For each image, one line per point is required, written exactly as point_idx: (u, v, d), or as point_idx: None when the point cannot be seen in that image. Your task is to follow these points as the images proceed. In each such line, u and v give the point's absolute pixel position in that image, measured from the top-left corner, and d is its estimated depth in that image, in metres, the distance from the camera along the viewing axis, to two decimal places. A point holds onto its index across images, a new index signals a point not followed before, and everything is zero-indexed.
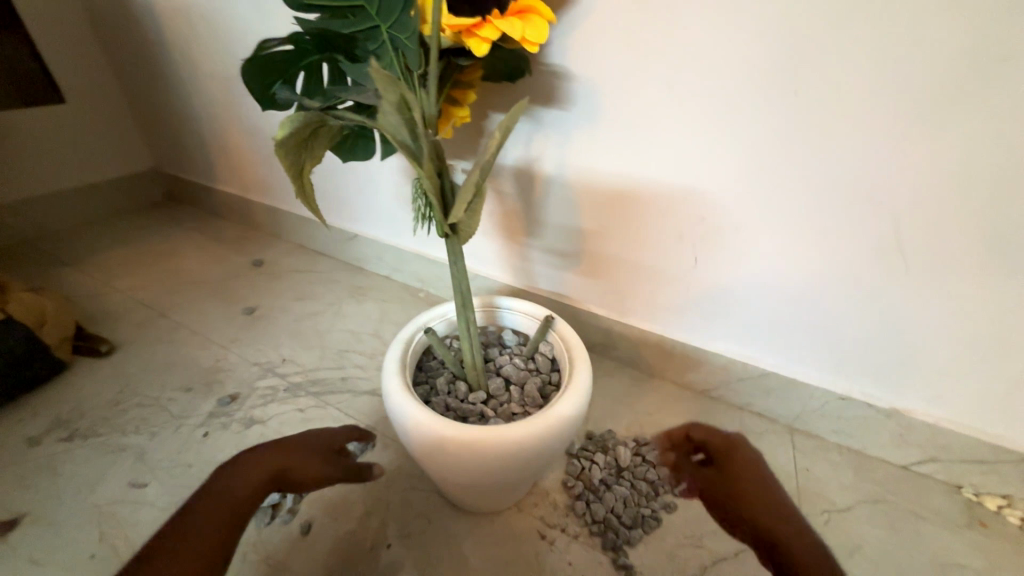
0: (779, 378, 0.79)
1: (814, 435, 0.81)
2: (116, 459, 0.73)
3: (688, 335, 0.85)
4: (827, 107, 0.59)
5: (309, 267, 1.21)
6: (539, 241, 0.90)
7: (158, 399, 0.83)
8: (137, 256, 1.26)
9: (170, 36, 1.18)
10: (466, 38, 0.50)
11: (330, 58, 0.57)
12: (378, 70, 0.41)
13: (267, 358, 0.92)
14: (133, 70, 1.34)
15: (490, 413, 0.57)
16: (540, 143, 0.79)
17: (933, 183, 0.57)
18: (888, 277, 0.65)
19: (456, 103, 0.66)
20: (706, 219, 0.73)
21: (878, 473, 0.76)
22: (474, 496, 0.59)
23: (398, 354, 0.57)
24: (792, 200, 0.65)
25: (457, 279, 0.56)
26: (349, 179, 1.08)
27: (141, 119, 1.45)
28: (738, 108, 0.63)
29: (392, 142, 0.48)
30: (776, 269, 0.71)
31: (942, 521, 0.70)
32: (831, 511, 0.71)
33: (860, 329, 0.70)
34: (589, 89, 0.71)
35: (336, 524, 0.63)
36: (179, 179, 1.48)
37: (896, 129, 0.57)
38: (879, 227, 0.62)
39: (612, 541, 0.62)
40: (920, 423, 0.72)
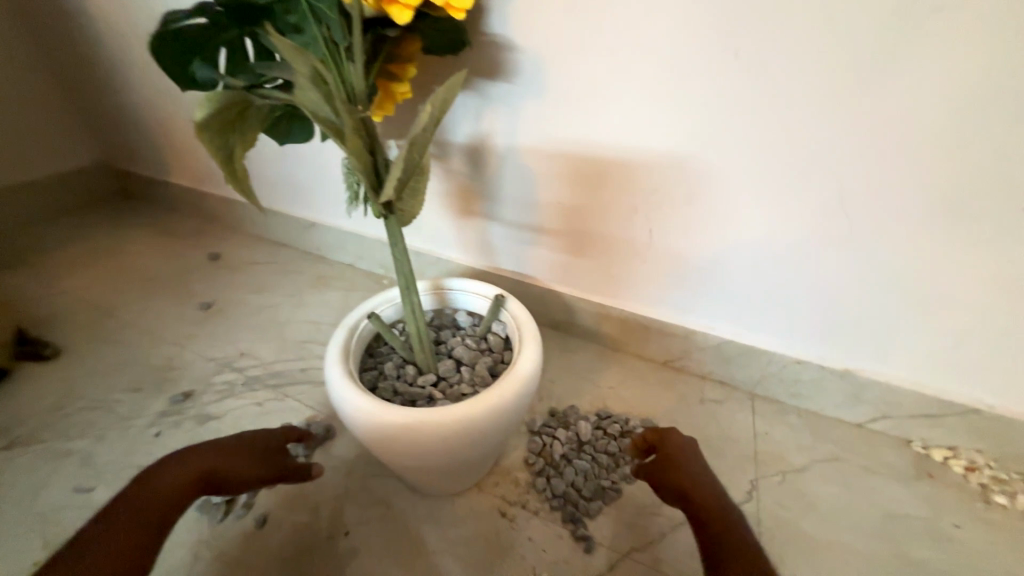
0: (738, 345, 0.80)
1: (773, 399, 0.82)
2: (63, 465, 0.71)
3: (649, 308, 0.85)
4: (767, 68, 0.58)
5: (269, 258, 1.18)
6: (497, 220, 0.89)
7: (107, 401, 0.80)
8: (85, 256, 1.21)
9: (101, 19, 1.11)
10: (386, 6, 0.48)
11: (249, 33, 0.54)
12: (282, 39, 0.40)
13: (223, 353, 0.90)
14: (66, 59, 1.26)
15: (438, 396, 0.56)
16: (489, 119, 0.77)
17: (872, 143, 0.58)
18: (834, 240, 0.65)
19: (396, 79, 0.62)
20: (657, 189, 0.72)
21: (833, 433, 0.77)
22: (431, 479, 0.59)
23: (341, 341, 0.56)
24: (739, 166, 0.65)
25: (398, 261, 0.55)
26: (302, 164, 1.04)
27: (81, 111, 1.37)
28: (680, 74, 0.62)
29: (316, 121, 0.46)
30: (728, 237, 0.71)
31: (892, 475, 0.72)
32: (786, 472, 0.72)
33: (810, 293, 0.71)
34: (533, 60, 0.69)
35: (292, 516, 0.62)
36: (128, 173, 1.42)
37: (834, 90, 0.56)
38: (822, 190, 0.63)
39: (571, 514, 0.62)
40: (870, 381, 0.73)
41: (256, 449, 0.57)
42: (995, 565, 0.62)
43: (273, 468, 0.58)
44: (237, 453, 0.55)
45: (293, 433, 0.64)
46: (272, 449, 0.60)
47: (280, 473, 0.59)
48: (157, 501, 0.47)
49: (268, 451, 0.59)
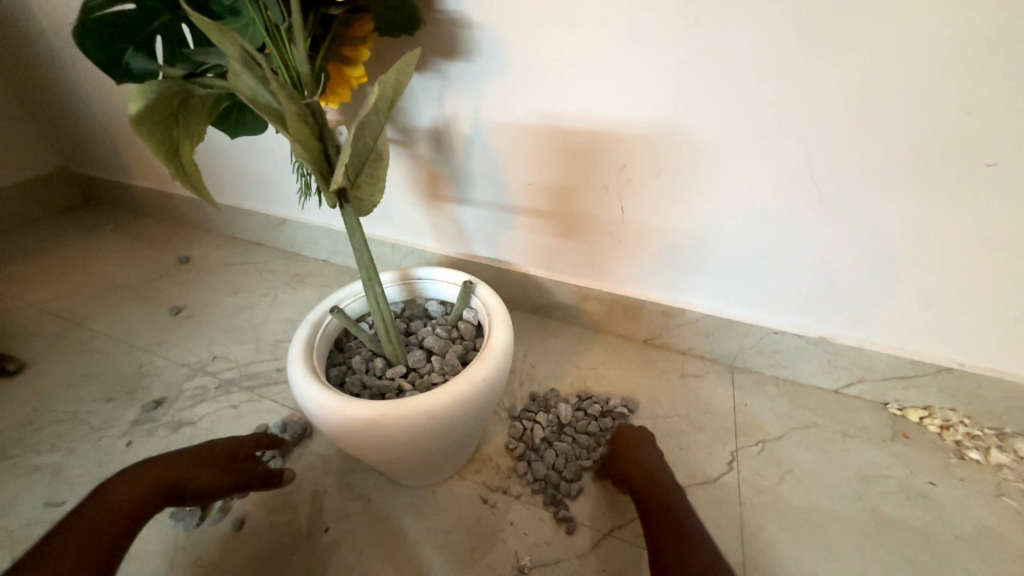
0: (715, 319, 0.80)
1: (753, 370, 0.83)
2: (31, 480, 0.69)
3: (627, 286, 0.84)
4: (728, 34, 0.56)
5: (242, 258, 1.15)
6: (469, 206, 0.87)
7: (76, 413, 0.78)
8: (49, 266, 1.17)
9: (42, 16, 1.05)
10: None
11: (182, 17, 0.51)
12: (202, 18, 0.37)
13: (197, 357, 0.88)
14: (11, 60, 1.20)
15: (408, 387, 0.55)
16: (452, 100, 0.75)
17: (836, 107, 0.57)
18: (804, 207, 0.65)
19: (349, 62, 0.59)
20: (627, 165, 0.71)
21: (811, 400, 0.78)
22: (409, 471, 0.58)
23: (304, 337, 0.55)
24: (707, 137, 0.64)
25: (359, 251, 0.53)
26: (267, 159, 1.01)
27: (34, 115, 1.31)
28: (642, 43, 0.60)
29: (254, 107, 0.43)
30: (700, 209, 0.71)
31: (869, 437, 0.73)
32: (765, 441, 0.73)
33: (785, 262, 0.70)
34: (492, 36, 0.67)
35: (270, 516, 0.61)
36: (91, 178, 1.37)
37: (797, 52, 0.55)
38: (790, 156, 0.62)
39: (552, 496, 0.62)
40: (846, 347, 0.74)
41: (221, 459, 0.58)
42: (968, 519, 0.63)
43: (240, 476, 0.58)
44: (199, 464, 0.56)
45: (265, 439, 0.64)
46: (240, 457, 0.60)
47: (250, 480, 0.59)
48: (118, 509, 0.49)
49: (235, 460, 0.59)
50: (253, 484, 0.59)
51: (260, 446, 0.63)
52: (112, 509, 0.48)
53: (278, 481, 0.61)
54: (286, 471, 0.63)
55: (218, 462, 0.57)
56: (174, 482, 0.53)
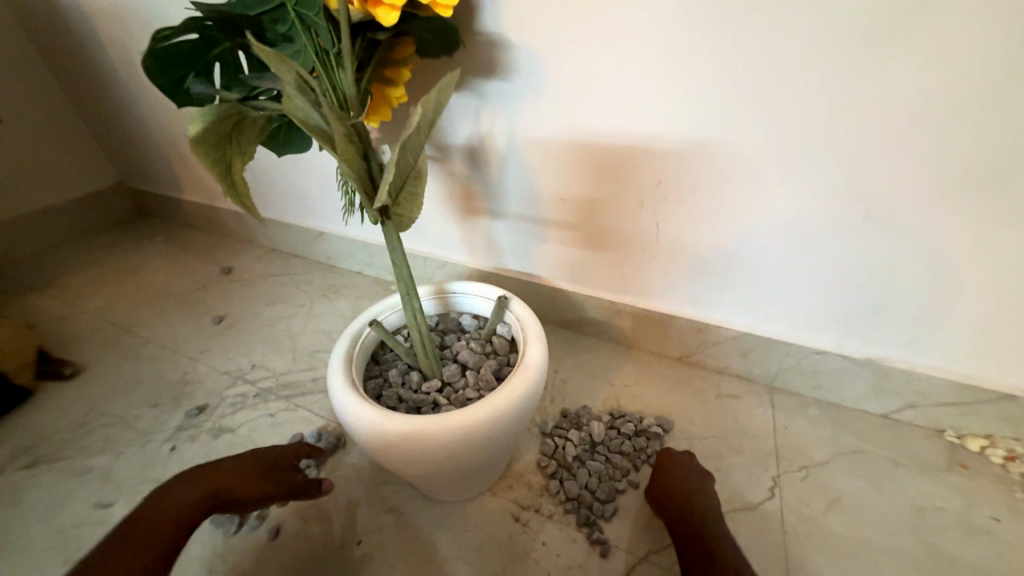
0: (754, 337, 0.78)
1: (794, 392, 0.80)
2: (83, 481, 0.72)
3: (662, 302, 0.83)
4: (770, 50, 0.56)
5: (280, 270, 1.19)
6: (501, 220, 0.88)
7: (125, 417, 0.82)
8: (103, 275, 1.23)
9: (107, 44, 1.13)
10: (373, 8, 0.46)
11: (241, 45, 0.54)
12: (263, 46, 0.39)
13: (237, 365, 0.91)
14: (78, 83, 1.28)
15: (444, 401, 0.56)
16: (488, 118, 0.76)
17: (884, 121, 0.55)
18: (852, 224, 0.62)
19: (390, 82, 0.62)
20: (663, 180, 0.70)
21: (858, 425, 0.74)
22: (442, 486, 0.58)
23: (344, 350, 0.56)
24: (746, 152, 0.63)
25: (398, 266, 0.54)
26: (307, 175, 1.05)
27: (96, 134, 1.40)
28: (681, 59, 0.60)
29: (304, 129, 0.45)
30: (741, 224, 0.69)
31: (923, 467, 0.69)
32: (809, 466, 0.70)
33: (830, 280, 0.68)
34: (529, 56, 0.68)
35: (305, 526, 0.62)
36: (145, 193, 1.45)
37: (844, 65, 0.54)
38: (836, 172, 0.60)
39: (585, 517, 0.61)
40: (896, 370, 0.70)
41: (264, 467, 0.59)
42: None
43: (282, 486, 0.59)
44: (244, 473, 0.57)
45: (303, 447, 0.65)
46: (282, 466, 0.61)
47: (291, 491, 0.60)
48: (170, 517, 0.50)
49: (277, 469, 0.60)
50: (294, 495, 0.61)
51: (300, 455, 0.64)
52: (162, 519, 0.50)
53: (315, 491, 0.62)
54: (323, 481, 0.63)
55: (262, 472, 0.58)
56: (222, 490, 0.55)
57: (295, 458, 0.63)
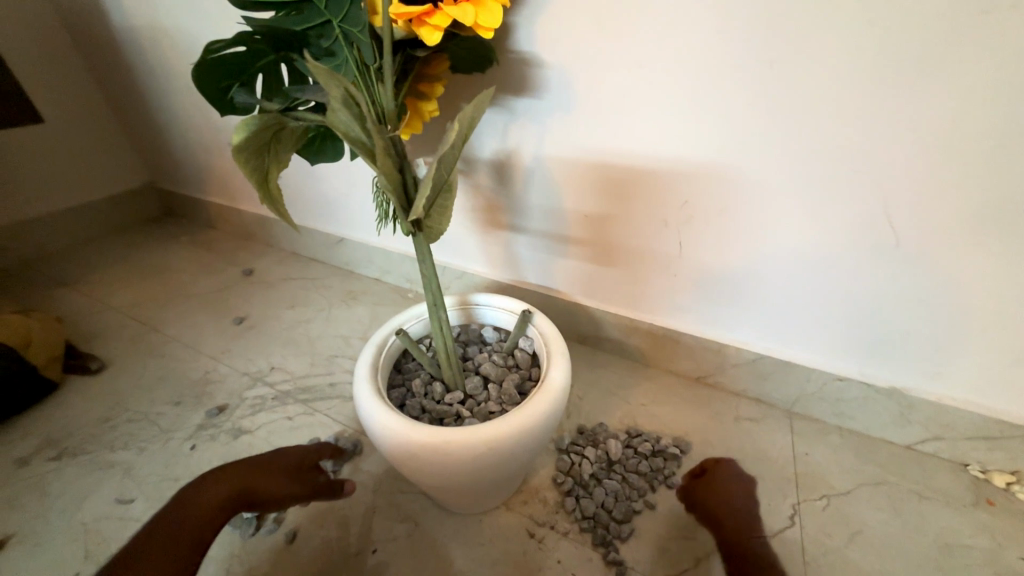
0: (775, 361, 0.77)
1: (814, 418, 0.79)
2: (105, 476, 0.73)
3: (682, 322, 0.82)
4: (803, 78, 0.56)
5: (300, 274, 1.21)
6: (523, 234, 0.88)
7: (148, 414, 0.83)
8: (130, 273, 1.26)
9: (147, 50, 1.17)
10: (417, 27, 0.48)
11: (285, 58, 0.56)
12: (317, 63, 0.40)
13: (257, 367, 0.92)
14: (115, 86, 1.33)
15: (466, 413, 0.56)
16: (516, 133, 0.78)
17: (915, 151, 0.55)
18: (880, 250, 0.62)
19: (424, 97, 0.64)
20: (689, 202, 0.71)
21: (880, 455, 0.73)
22: (459, 499, 0.58)
23: (369, 358, 0.56)
24: (774, 177, 0.63)
25: (427, 277, 0.55)
26: (332, 182, 1.07)
27: (128, 136, 1.44)
28: (712, 85, 0.61)
29: (345, 141, 0.46)
30: (767, 247, 0.69)
31: (947, 501, 0.67)
32: (831, 495, 0.69)
33: (855, 308, 0.67)
34: (560, 76, 0.69)
35: (321, 532, 0.63)
36: (172, 194, 1.48)
37: (877, 95, 0.54)
38: (865, 199, 0.60)
39: (602, 536, 0.61)
40: (921, 401, 0.69)
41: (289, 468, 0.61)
42: None
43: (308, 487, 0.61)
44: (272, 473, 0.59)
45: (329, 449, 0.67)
46: (307, 466, 0.63)
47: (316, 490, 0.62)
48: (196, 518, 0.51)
49: (302, 469, 0.62)
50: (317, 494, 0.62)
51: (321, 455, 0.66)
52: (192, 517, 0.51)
53: (338, 493, 0.63)
54: (346, 482, 0.64)
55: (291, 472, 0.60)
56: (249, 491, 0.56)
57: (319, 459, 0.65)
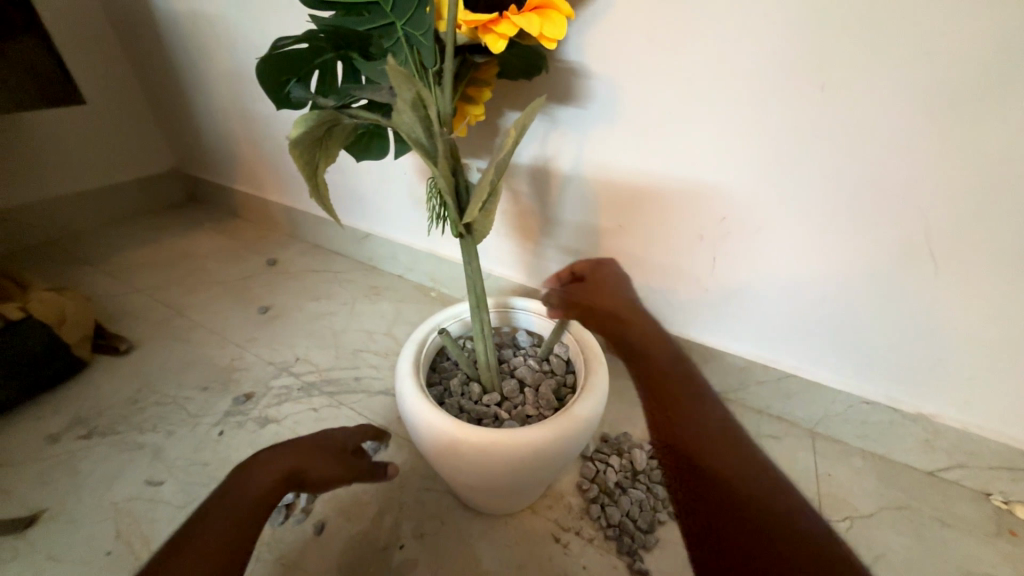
0: (800, 381, 0.78)
1: (837, 440, 0.79)
2: (134, 457, 0.74)
3: (708, 336, 0.83)
4: (854, 103, 0.57)
5: (324, 266, 1.21)
6: (552, 240, 0.89)
7: (176, 398, 0.84)
8: (155, 256, 1.27)
9: (185, 37, 1.19)
10: (482, 35, 0.49)
11: (343, 56, 0.57)
12: (395, 66, 0.40)
13: (282, 357, 0.93)
14: (150, 71, 1.34)
15: (504, 415, 0.57)
16: (556, 141, 0.79)
17: (962, 182, 0.56)
18: (916, 276, 0.62)
19: (470, 101, 0.64)
20: (726, 217, 0.71)
21: (901, 480, 0.74)
22: (488, 500, 0.59)
23: (411, 355, 0.57)
24: (815, 199, 0.64)
25: (472, 279, 0.56)
26: (363, 178, 1.07)
27: (158, 120, 1.45)
28: (760, 104, 0.62)
29: (407, 142, 0.48)
30: (801, 268, 0.69)
31: (968, 529, 0.68)
32: (853, 518, 0.69)
33: (886, 332, 0.68)
34: (606, 87, 0.70)
35: (350, 525, 0.63)
36: (198, 180, 1.50)
37: (926, 125, 0.55)
38: (907, 225, 0.60)
39: (628, 545, 0.61)
40: (947, 428, 0.69)
41: (336, 450, 0.53)
42: None
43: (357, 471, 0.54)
44: (317, 454, 0.50)
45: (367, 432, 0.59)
46: (350, 450, 0.55)
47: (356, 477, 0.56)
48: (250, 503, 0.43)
49: (345, 452, 0.54)
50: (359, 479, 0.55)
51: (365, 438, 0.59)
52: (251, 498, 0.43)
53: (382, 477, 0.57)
54: (388, 466, 0.58)
55: (335, 456, 0.51)
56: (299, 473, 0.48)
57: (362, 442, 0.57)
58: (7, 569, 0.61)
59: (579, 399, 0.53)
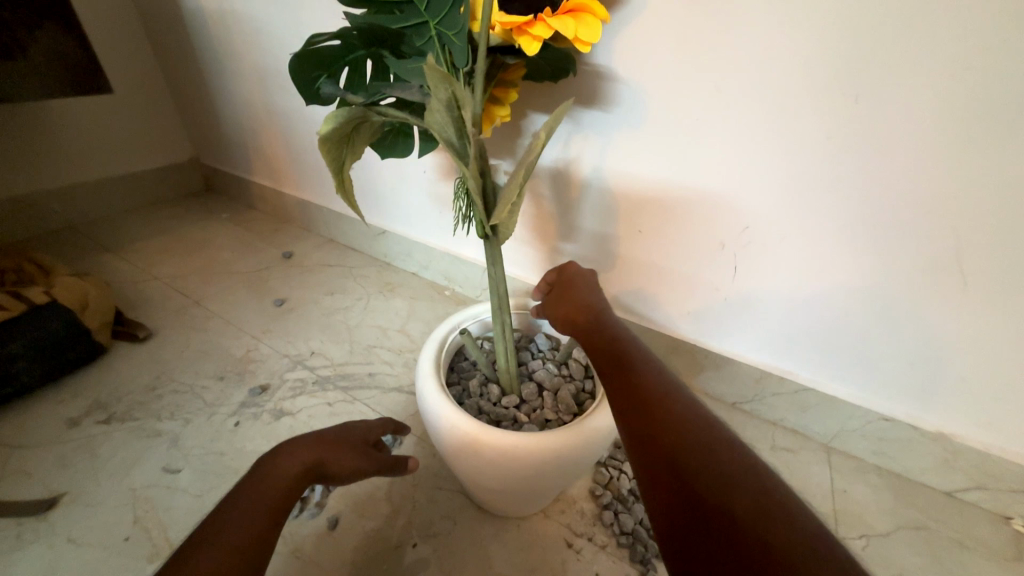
0: (819, 394, 0.77)
1: (853, 455, 0.78)
2: (153, 444, 0.75)
3: (724, 345, 0.82)
4: (889, 116, 0.56)
5: (339, 261, 1.22)
6: (571, 244, 0.89)
7: (192, 386, 0.85)
8: (174, 245, 1.29)
9: (210, 30, 1.20)
10: (517, 36, 0.49)
11: (374, 54, 0.57)
12: (432, 65, 0.40)
13: (297, 350, 0.93)
14: (174, 61, 1.35)
15: (523, 418, 0.58)
16: (579, 144, 0.78)
17: (998, 199, 0.54)
18: (946, 293, 0.61)
19: (497, 102, 0.64)
20: (749, 227, 0.70)
21: (918, 499, 0.73)
22: (501, 502, 0.59)
23: (432, 354, 0.58)
24: (842, 210, 0.63)
25: (494, 281, 0.55)
26: (382, 175, 1.08)
27: (180, 110, 1.46)
28: (790, 116, 0.61)
29: (438, 140, 0.48)
30: (824, 281, 0.68)
31: (988, 552, 0.67)
32: (869, 536, 0.69)
33: (909, 349, 0.67)
34: (633, 91, 0.70)
35: (363, 521, 0.64)
36: (216, 170, 1.51)
37: (966, 141, 0.53)
38: (938, 241, 0.59)
39: (641, 554, 0.60)
40: (970, 449, 0.68)
41: (357, 443, 0.52)
42: None
43: (378, 465, 0.53)
44: (338, 447, 0.50)
45: (388, 425, 0.59)
46: (370, 444, 0.54)
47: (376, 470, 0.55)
48: (273, 498, 0.43)
49: (366, 445, 0.54)
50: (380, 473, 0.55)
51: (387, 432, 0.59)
52: (274, 491, 0.43)
53: (401, 470, 0.56)
54: (408, 459, 0.57)
55: (355, 449, 0.51)
56: (320, 466, 0.47)
57: (381, 435, 0.57)
58: (28, 550, 0.62)
59: (599, 408, 0.52)
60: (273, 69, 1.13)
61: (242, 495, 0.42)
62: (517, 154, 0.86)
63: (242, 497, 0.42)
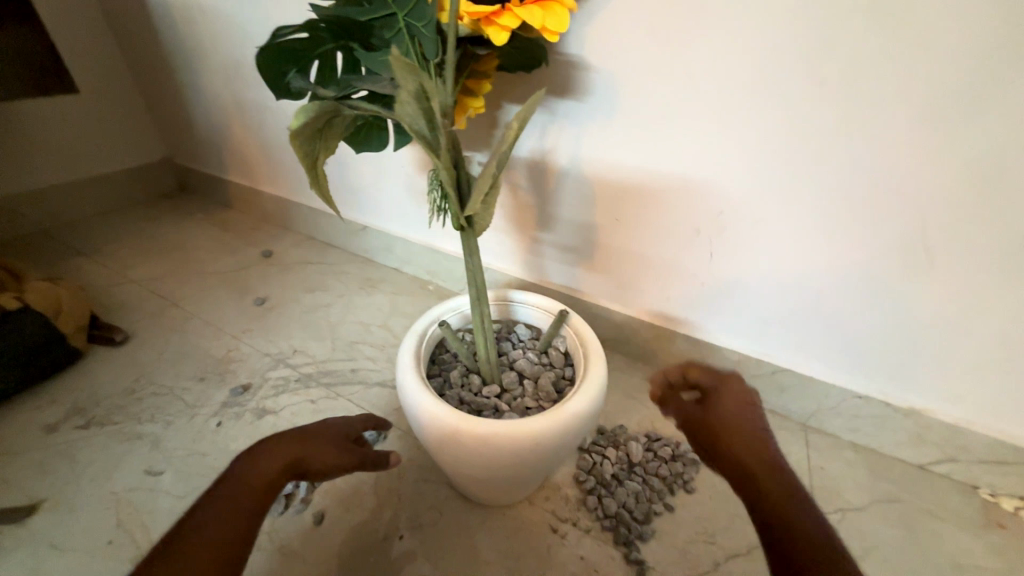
0: (794, 375, 0.79)
1: (829, 432, 0.81)
2: (133, 447, 0.74)
3: (702, 330, 0.84)
4: (854, 99, 0.57)
5: (319, 258, 1.21)
6: (549, 234, 0.90)
7: (172, 388, 0.84)
8: (149, 247, 1.26)
9: (178, 25, 1.17)
10: (485, 26, 0.49)
11: (343, 47, 0.56)
12: (399, 57, 0.40)
13: (278, 348, 0.93)
14: (142, 58, 1.32)
15: (504, 407, 0.58)
16: (555, 134, 0.79)
17: (956, 179, 0.56)
18: (912, 272, 0.63)
19: (470, 93, 0.64)
20: (722, 212, 0.71)
21: (891, 472, 0.76)
22: (486, 491, 0.59)
23: (412, 347, 0.58)
24: (811, 194, 0.64)
25: (472, 273, 0.56)
26: (359, 169, 1.07)
27: (150, 109, 1.43)
28: (758, 101, 0.62)
29: (410, 133, 0.47)
30: (795, 263, 0.70)
31: (957, 521, 0.69)
32: (845, 510, 0.71)
33: (878, 327, 0.69)
34: (606, 80, 0.70)
35: (349, 516, 0.64)
36: (190, 170, 1.48)
37: (926, 123, 0.55)
38: (903, 221, 0.61)
39: (624, 536, 0.62)
40: (937, 422, 0.71)
41: (339, 438, 0.52)
42: None
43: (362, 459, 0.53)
44: (318, 444, 0.50)
45: (370, 420, 0.59)
46: (352, 439, 0.54)
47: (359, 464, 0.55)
48: (252, 498, 0.43)
49: (347, 441, 0.53)
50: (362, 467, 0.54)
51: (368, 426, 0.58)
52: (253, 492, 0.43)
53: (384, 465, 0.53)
54: (391, 455, 0.54)
55: (336, 445, 0.51)
56: (299, 464, 0.47)
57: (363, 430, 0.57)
58: (9, 557, 0.62)
59: (577, 393, 0.53)
60: (244, 64, 1.11)
61: (221, 498, 0.42)
62: (493, 146, 0.86)
63: (220, 499, 0.42)
